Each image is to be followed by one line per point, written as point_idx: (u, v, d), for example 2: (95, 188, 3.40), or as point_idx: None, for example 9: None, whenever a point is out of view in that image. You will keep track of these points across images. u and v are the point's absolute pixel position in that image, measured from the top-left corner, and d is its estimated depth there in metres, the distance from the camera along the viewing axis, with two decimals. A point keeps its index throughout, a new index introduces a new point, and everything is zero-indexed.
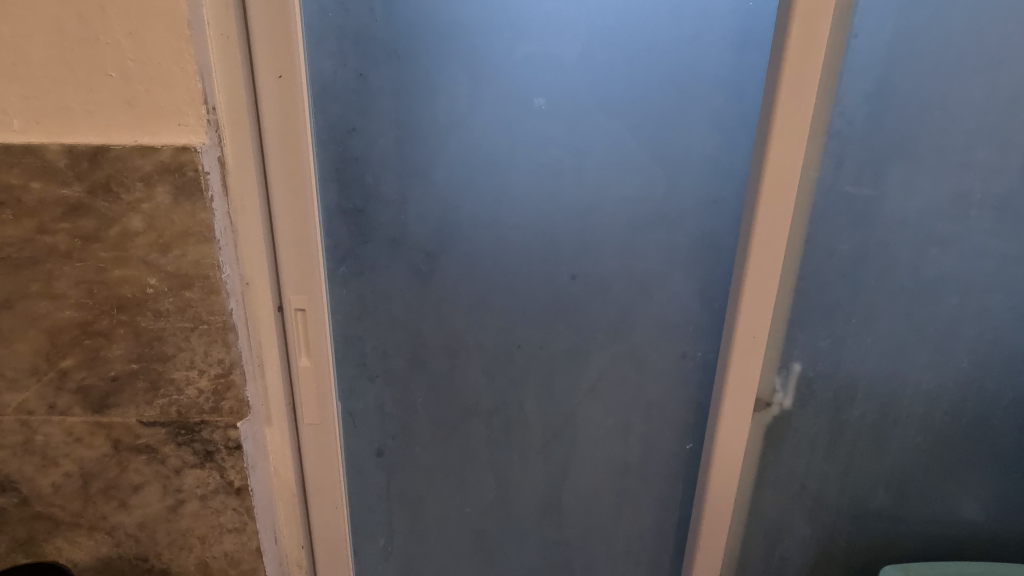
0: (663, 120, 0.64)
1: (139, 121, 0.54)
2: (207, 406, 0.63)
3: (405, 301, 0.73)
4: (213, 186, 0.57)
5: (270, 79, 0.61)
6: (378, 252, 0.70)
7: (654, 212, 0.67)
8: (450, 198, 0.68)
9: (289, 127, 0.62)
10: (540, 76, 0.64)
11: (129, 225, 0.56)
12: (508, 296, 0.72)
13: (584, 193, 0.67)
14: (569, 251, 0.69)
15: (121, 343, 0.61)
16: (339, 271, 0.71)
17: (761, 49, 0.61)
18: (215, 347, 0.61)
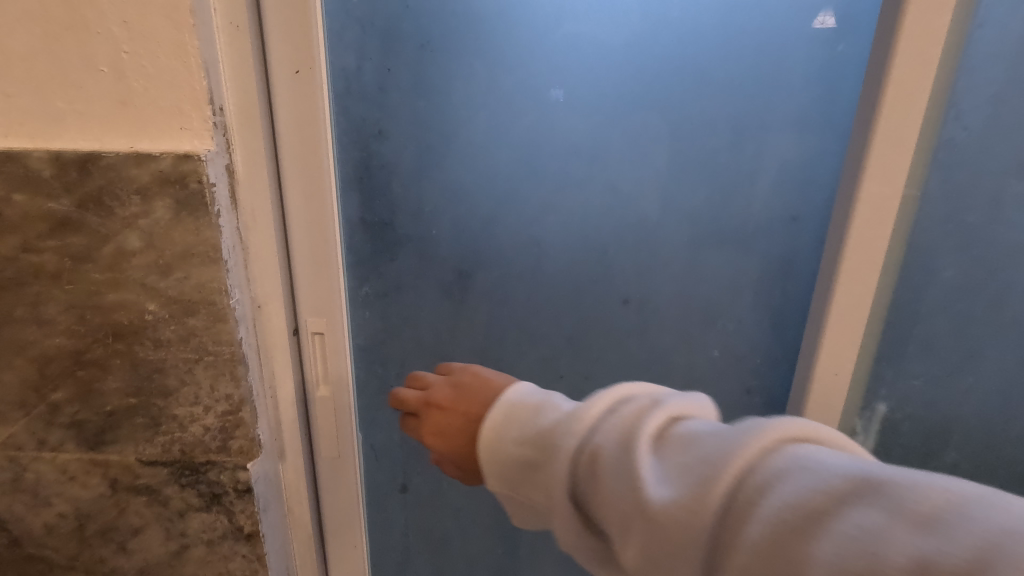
0: (737, 123, 0.55)
1: (137, 125, 0.47)
2: (214, 445, 0.56)
3: (433, 325, 0.65)
4: (221, 200, 0.49)
5: (286, 76, 0.53)
6: (404, 270, 0.63)
7: (720, 231, 0.58)
8: (484, 211, 0.60)
9: (308, 130, 0.54)
10: (545, 68, 0.56)
11: (124, 244, 0.49)
12: (550, 323, 0.64)
13: (639, 208, 0.58)
14: (622, 273, 0.61)
15: (117, 375, 0.54)
16: (361, 291, 0.63)
17: (862, 44, 0.51)
18: (222, 381, 0.54)
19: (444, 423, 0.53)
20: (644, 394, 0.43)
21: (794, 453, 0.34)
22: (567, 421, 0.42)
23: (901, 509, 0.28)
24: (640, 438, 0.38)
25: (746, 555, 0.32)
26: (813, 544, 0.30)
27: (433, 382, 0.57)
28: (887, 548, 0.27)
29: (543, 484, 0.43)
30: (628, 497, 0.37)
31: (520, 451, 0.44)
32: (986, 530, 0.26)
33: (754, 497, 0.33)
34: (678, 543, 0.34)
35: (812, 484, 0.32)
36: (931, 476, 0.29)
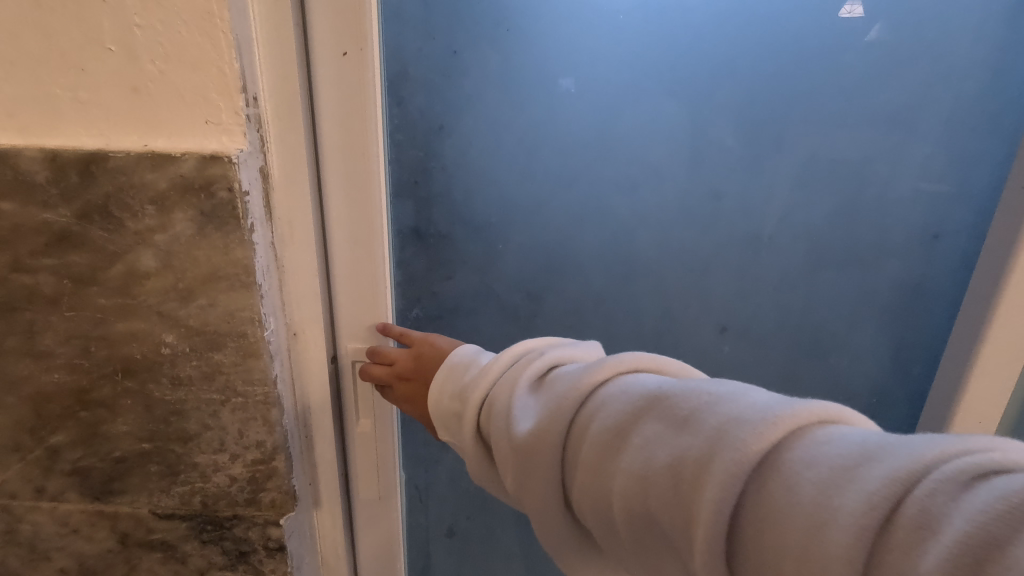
0: (863, 135, 0.50)
1: (153, 118, 0.38)
2: (240, 498, 0.47)
3: (493, 348, 0.59)
4: (254, 211, 0.40)
5: (331, 58, 0.43)
6: (464, 287, 0.57)
7: (817, 246, 0.54)
8: (563, 225, 0.55)
9: (355, 126, 0.45)
10: (552, 54, 0.51)
11: (136, 264, 0.40)
12: (626, 341, 0.59)
13: (754, 222, 0.54)
14: (722, 297, 0.57)
15: (127, 417, 0.45)
16: (411, 313, 0.56)
17: (989, 32, 0.46)
18: (252, 425, 0.45)
19: (412, 391, 0.52)
20: (542, 346, 0.48)
21: (618, 383, 0.40)
22: (477, 378, 0.47)
23: (672, 417, 0.36)
24: (520, 384, 0.44)
25: (582, 466, 0.40)
26: (621, 457, 0.38)
27: (396, 353, 0.52)
28: (659, 448, 0.36)
29: (457, 434, 0.48)
30: (507, 434, 0.43)
31: (451, 406, 0.48)
32: (720, 426, 0.34)
33: (586, 424, 0.40)
34: (537, 463, 0.41)
35: (623, 406, 0.39)
36: (702, 384, 0.37)
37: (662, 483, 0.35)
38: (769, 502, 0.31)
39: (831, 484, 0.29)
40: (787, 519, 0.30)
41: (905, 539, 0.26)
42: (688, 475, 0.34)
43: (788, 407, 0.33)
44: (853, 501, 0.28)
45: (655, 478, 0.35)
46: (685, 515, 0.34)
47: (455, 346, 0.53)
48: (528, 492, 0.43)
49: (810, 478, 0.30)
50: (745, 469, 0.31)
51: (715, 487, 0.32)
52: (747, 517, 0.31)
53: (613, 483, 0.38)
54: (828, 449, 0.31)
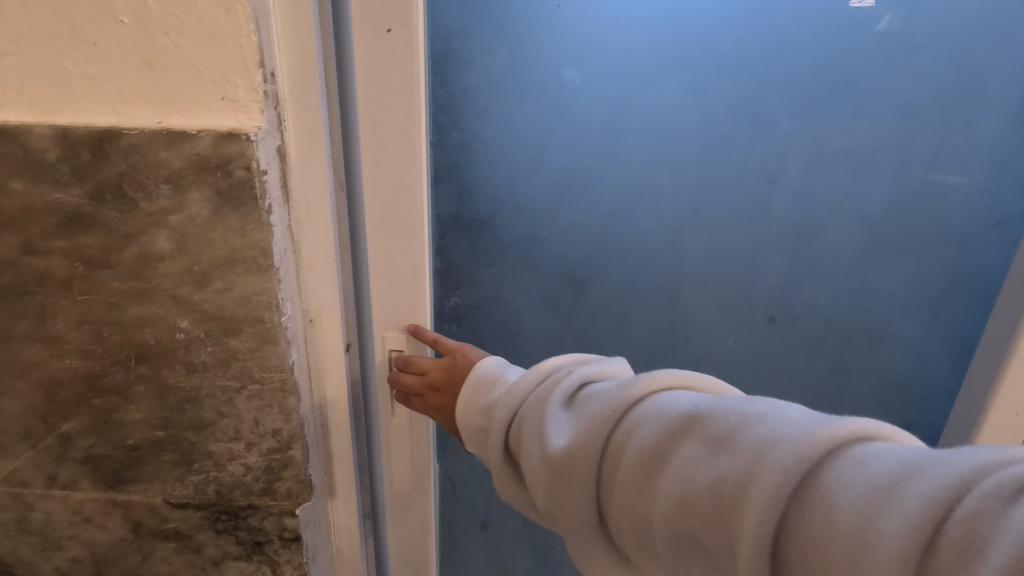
0: (888, 132, 0.56)
1: (168, 94, 0.37)
2: (256, 488, 0.47)
3: (532, 328, 0.68)
4: (272, 192, 0.39)
5: (376, 33, 0.45)
6: (506, 274, 0.66)
7: (837, 227, 0.61)
8: (616, 213, 0.63)
9: (396, 104, 0.47)
10: (555, 55, 0.57)
11: (150, 246, 0.39)
12: (663, 315, 0.67)
13: (794, 207, 0.61)
14: (766, 283, 0.65)
15: (141, 404, 0.44)
16: (452, 300, 0.62)
17: (992, 33, 0.52)
18: (269, 414, 0.44)
19: (442, 402, 0.55)
20: (569, 365, 0.50)
21: (650, 401, 0.41)
22: (505, 395, 0.49)
23: (709, 437, 0.37)
24: (551, 401, 0.45)
25: (621, 485, 0.40)
26: (659, 476, 0.38)
27: (427, 364, 0.56)
28: (696, 468, 0.36)
29: (486, 447, 0.50)
30: (540, 451, 0.44)
31: (477, 421, 0.51)
32: (757, 446, 0.34)
33: (621, 442, 0.41)
34: (571, 478, 0.43)
35: (659, 425, 0.39)
36: (739, 403, 0.37)
37: (703, 504, 0.35)
38: (808, 525, 0.31)
39: (871, 505, 0.29)
40: (830, 543, 0.30)
41: (951, 561, 0.26)
42: (727, 496, 0.34)
43: (826, 427, 0.33)
44: (895, 523, 0.28)
45: (694, 497, 0.36)
46: (727, 534, 0.34)
47: (482, 359, 0.56)
48: (562, 506, 0.44)
49: (849, 499, 0.30)
50: (785, 490, 0.32)
51: (755, 507, 0.32)
52: (789, 539, 0.32)
53: (654, 504, 0.38)
54: (869, 469, 0.31)
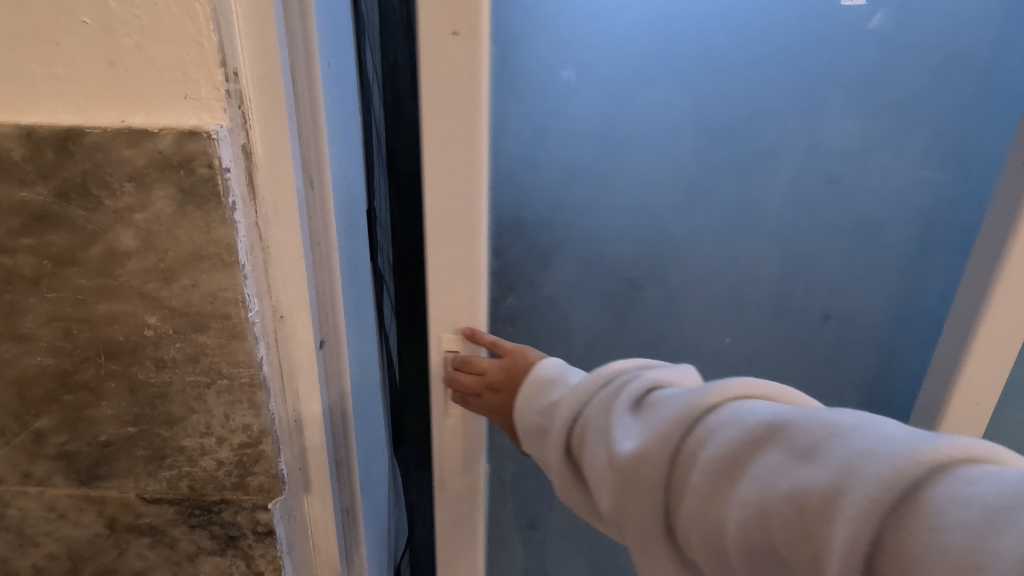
0: (882, 126, 0.57)
1: (131, 94, 0.37)
2: (228, 482, 0.47)
3: (585, 331, 0.68)
4: (236, 189, 0.40)
5: (444, 38, 0.49)
6: (559, 277, 0.66)
7: (850, 217, 0.60)
8: (622, 216, 0.62)
9: (458, 104, 0.51)
10: (586, 48, 0.57)
11: (117, 243, 0.39)
12: (707, 315, 0.66)
13: (793, 204, 0.61)
14: (771, 282, 0.64)
15: (112, 400, 0.44)
16: (505, 302, 0.65)
17: (981, 27, 0.53)
18: (239, 409, 0.44)
19: (500, 402, 0.58)
20: (635, 368, 0.51)
21: (727, 409, 0.41)
22: (567, 395, 0.52)
23: (794, 447, 0.37)
24: (619, 404, 0.47)
25: (694, 493, 0.41)
26: (738, 485, 0.39)
27: (485, 364, 0.59)
28: (780, 479, 0.36)
29: (547, 447, 0.52)
30: (607, 453, 0.46)
31: (537, 420, 0.54)
32: (847, 458, 0.34)
33: (695, 448, 0.42)
34: (638, 481, 0.44)
35: (737, 433, 0.40)
36: (828, 414, 0.37)
37: (784, 513, 0.35)
38: (905, 545, 0.31)
39: (982, 526, 0.28)
40: (931, 561, 0.29)
41: None
42: (812, 508, 0.34)
43: (928, 444, 0.32)
44: (1010, 544, 0.27)
45: (775, 509, 0.36)
46: (814, 550, 0.34)
47: (542, 359, 0.58)
48: (627, 510, 0.45)
49: (958, 519, 0.29)
50: (879, 505, 0.31)
51: (847, 521, 0.32)
52: (884, 558, 0.31)
53: (727, 512, 0.39)
54: (978, 489, 0.30)
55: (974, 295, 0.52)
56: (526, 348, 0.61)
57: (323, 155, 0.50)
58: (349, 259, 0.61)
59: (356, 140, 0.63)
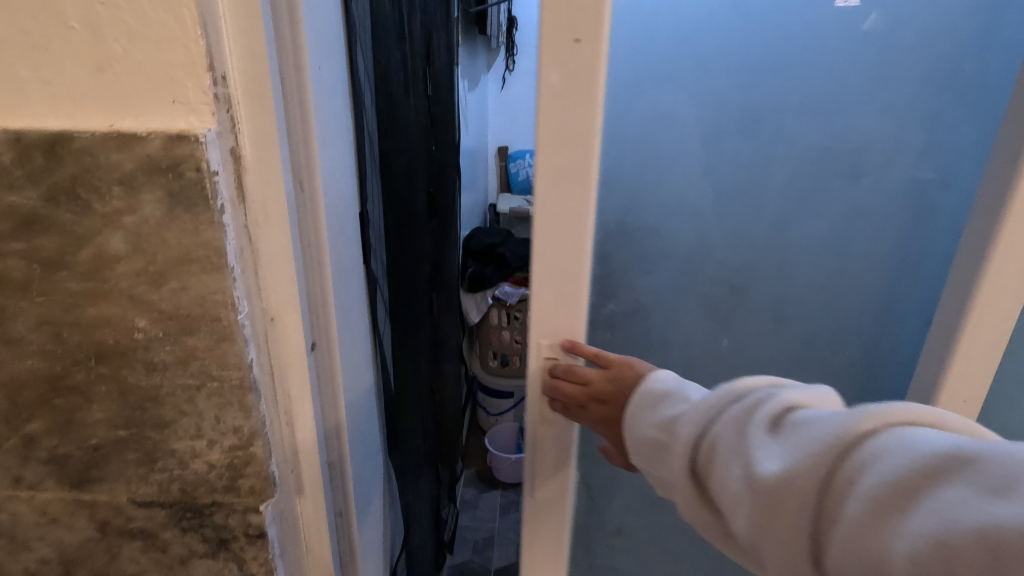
0: (873, 128, 0.58)
1: (119, 98, 0.37)
2: (220, 485, 0.47)
3: (683, 342, 0.65)
4: (225, 192, 0.40)
5: (564, 44, 0.43)
6: (659, 283, 0.63)
7: (837, 218, 0.61)
8: (669, 224, 0.61)
9: (576, 115, 0.45)
10: (664, 52, 0.55)
11: (106, 247, 0.39)
12: (799, 318, 0.64)
13: (785, 206, 0.61)
14: (762, 284, 0.64)
15: (102, 404, 0.44)
16: (607, 308, 0.60)
17: (965, 32, 0.54)
18: (229, 411, 0.45)
19: (607, 414, 0.52)
20: (765, 385, 0.45)
21: (890, 434, 0.36)
22: (689, 410, 0.46)
23: (982, 480, 0.31)
24: (754, 423, 0.42)
25: (850, 523, 0.35)
26: (909, 515, 0.33)
27: (589, 373, 0.53)
28: (964, 515, 0.31)
29: (667, 467, 0.46)
30: (743, 476, 0.41)
31: (651, 434, 0.48)
32: None
33: (851, 477, 0.36)
34: (782, 507, 0.38)
35: (907, 462, 0.34)
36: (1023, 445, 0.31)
37: (967, 552, 0.30)
38: None
39: None
40: None
41: None
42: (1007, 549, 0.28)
43: None
44: None
45: (958, 547, 0.30)
46: None
47: (652, 371, 0.52)
48: (766, 536, 0.39)
49: None
50: None
51: None
52: None
53: (893, 549, 0.33)
54: None
55: (963, 285, 0.52)
56: (634, 358, 0.54)
57: (313, 159, 0.50)
58: (341, 261, 0.61)
59: (347, 143, 0.64)
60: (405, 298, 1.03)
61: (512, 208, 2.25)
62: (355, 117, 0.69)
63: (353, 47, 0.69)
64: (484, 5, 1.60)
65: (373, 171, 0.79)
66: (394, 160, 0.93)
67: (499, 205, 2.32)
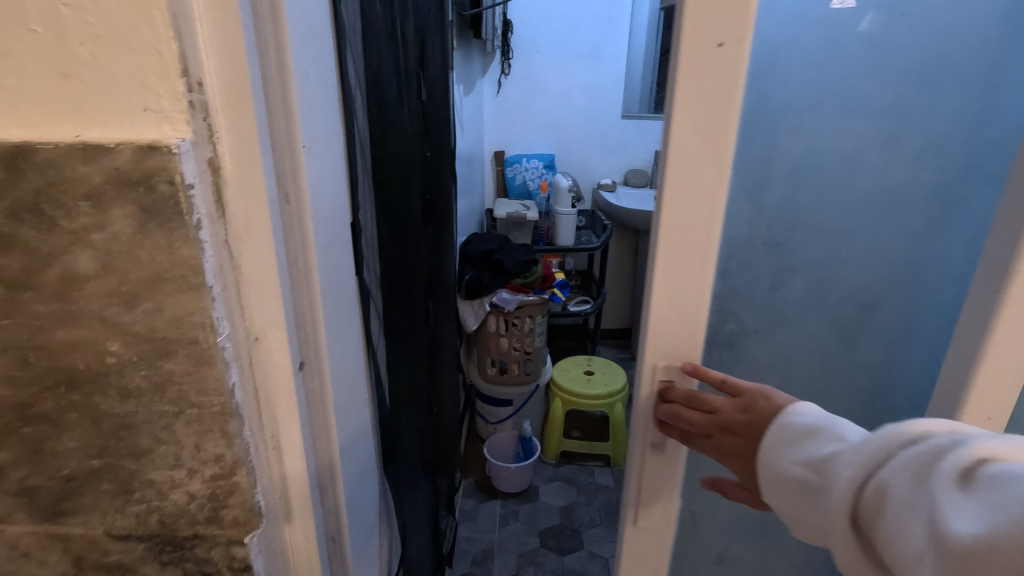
0: (876, 132, 0.54)
1: (86, 107, 0.35)
2: (201, 516, 0.44)
3: (807, 358, 0.61)
4: (201, 206, 0.37)
5: (707, 50, 0.39)
6: (788, 299, 0.59)
7: (850, 233, 0.57)
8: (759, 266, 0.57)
9: (714, 137, 0.42)
10: (810, 57, 0.51)
11: (75, 266, 0.37)
12: (850, 324, 0.60)
13: (801, 227, 0.56)
14: (783, 310, 0.59)
15: (74, 432, 0.41)
16: (726, 328, 0.58)
17: (954, 19, 0.52)
18: (210, 439, 0.42)
19: (737, 447, 0.48)
20: (950, 430, 0.37)
21: None
22: (850, 450, 0.39)
23: None
24: (940, 474, 0.34)
25: None
26: None
27: (716, 401, 0.48)
28: None
29: (823, 511, 0.41)
30: (928, 538, 0.33)
31: (800, 474, 0.42)
32: None
33: None
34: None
35: None
36: None
37: None
38: None
39: None
40: None
41: None
42: None
43: None
44: None
45: None
46: None
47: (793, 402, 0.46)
48: None
49: None
50: None
51: None
52: None
53: None
54: None
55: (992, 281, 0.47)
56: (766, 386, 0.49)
57: (299, 169, 0.47)
58: (331, 275, 0.58)
59: (337, 151, 0.61)
60: (400, 308, 1.00)
61: (508, 213, 2.22)
62: (346, 125, 0.66)
63: (343, 50, 0.65)
64: (478, 8, 1.58)
65: (364, 179, 0.76)
66: (386, 168, 0.90)
67: (496, 210, 2.28)
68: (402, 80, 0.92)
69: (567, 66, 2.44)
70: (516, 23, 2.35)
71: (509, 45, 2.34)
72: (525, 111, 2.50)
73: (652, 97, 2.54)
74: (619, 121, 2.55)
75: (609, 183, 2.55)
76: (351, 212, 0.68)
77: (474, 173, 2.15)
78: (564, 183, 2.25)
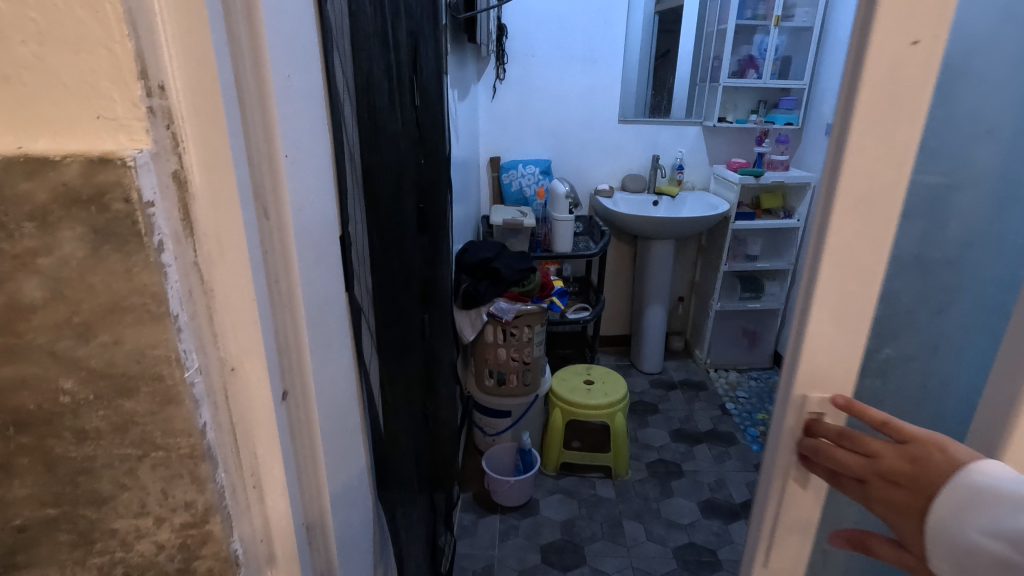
0: (971, 130, 0.51)
1: (31, 114, 0.31)
2: (171, 568, 0.40)
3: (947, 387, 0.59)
4: (164, 226, 0.33)
5: (901, 47, 0.40)
6: (951, 324, 0.57)
7: (956, 241, 0.54)
8: (913, 291, 0.55)
9: (900, 126, 0.42)
10: (963, 60, 0.48)
11: (17, 294, 0.32)
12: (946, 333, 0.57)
13: (918, 238, 0.52)
14: (897, 330, 0.56)
15: (25, 478, 0.36)
16: (878, 356, 0.56)
17: None
18: (179, 484, 0.37)
19: (901, 500, 0.46)
20: None
21: None
22: None
23: None
24: None
25: None
26: None
27: (876, 445, 0.48)
28: None
29: None
30: None
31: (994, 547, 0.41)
32: None
33: None
34: None
35: None
36: None
37: None
38: None
39: None
40: None
41: None
42: None
43: None
44: None
45: None
46: None
47: (979, 460, 0.43)
48: None
49: None
50: None
51: None
52: None
53: None
54: None
55: None
56: (942, 435, 0.46)
57: (280, 181, 0.43)
58: (318, 294, 0.54)
59: (324, 161, 0.57)
60: (394, 323, 0.96)
61: (504, 220, 2.18)
62: (334, 133, 0.62)
63: (330, 55, 0.61)
64: (471, 12, 1.54)
65: (355, 190, 0.72)
66: (378, 178, 0.84)
67: (492, 217, 2.24)
68: (393, 85, 0.88)
69: (562, 71, 2.41)
70: (511, 27, 2.32)
71: (504, 50, 2.31)
72: (521, 116, 2.46)
73: (648, 102, 2.51)
74: (617, 125, 2.53)
75: (606, 188, 2.51)
76: (341, 225, 0.64)
77: (469, 179, 2.11)
78: (562, 189, 2.19)
